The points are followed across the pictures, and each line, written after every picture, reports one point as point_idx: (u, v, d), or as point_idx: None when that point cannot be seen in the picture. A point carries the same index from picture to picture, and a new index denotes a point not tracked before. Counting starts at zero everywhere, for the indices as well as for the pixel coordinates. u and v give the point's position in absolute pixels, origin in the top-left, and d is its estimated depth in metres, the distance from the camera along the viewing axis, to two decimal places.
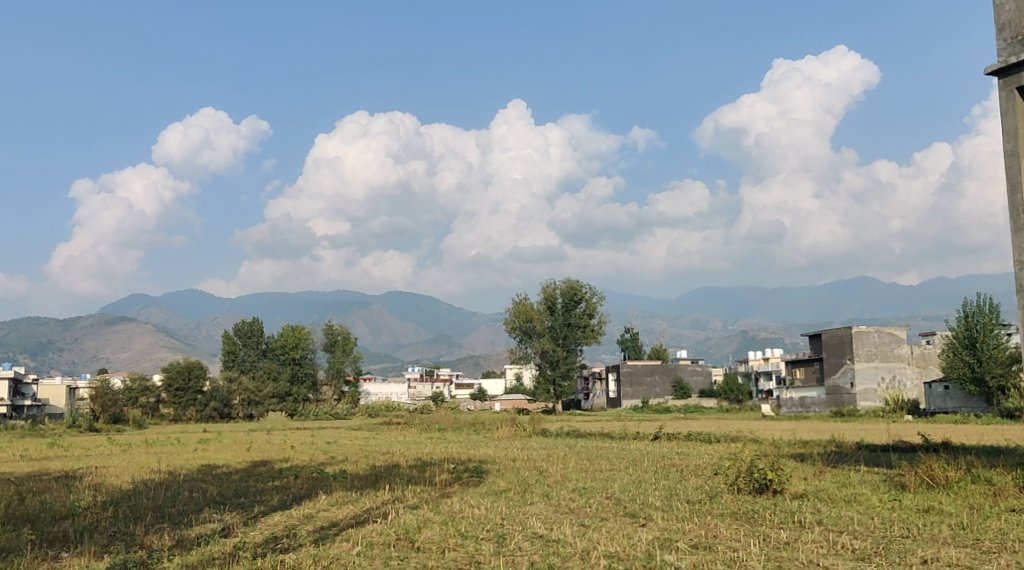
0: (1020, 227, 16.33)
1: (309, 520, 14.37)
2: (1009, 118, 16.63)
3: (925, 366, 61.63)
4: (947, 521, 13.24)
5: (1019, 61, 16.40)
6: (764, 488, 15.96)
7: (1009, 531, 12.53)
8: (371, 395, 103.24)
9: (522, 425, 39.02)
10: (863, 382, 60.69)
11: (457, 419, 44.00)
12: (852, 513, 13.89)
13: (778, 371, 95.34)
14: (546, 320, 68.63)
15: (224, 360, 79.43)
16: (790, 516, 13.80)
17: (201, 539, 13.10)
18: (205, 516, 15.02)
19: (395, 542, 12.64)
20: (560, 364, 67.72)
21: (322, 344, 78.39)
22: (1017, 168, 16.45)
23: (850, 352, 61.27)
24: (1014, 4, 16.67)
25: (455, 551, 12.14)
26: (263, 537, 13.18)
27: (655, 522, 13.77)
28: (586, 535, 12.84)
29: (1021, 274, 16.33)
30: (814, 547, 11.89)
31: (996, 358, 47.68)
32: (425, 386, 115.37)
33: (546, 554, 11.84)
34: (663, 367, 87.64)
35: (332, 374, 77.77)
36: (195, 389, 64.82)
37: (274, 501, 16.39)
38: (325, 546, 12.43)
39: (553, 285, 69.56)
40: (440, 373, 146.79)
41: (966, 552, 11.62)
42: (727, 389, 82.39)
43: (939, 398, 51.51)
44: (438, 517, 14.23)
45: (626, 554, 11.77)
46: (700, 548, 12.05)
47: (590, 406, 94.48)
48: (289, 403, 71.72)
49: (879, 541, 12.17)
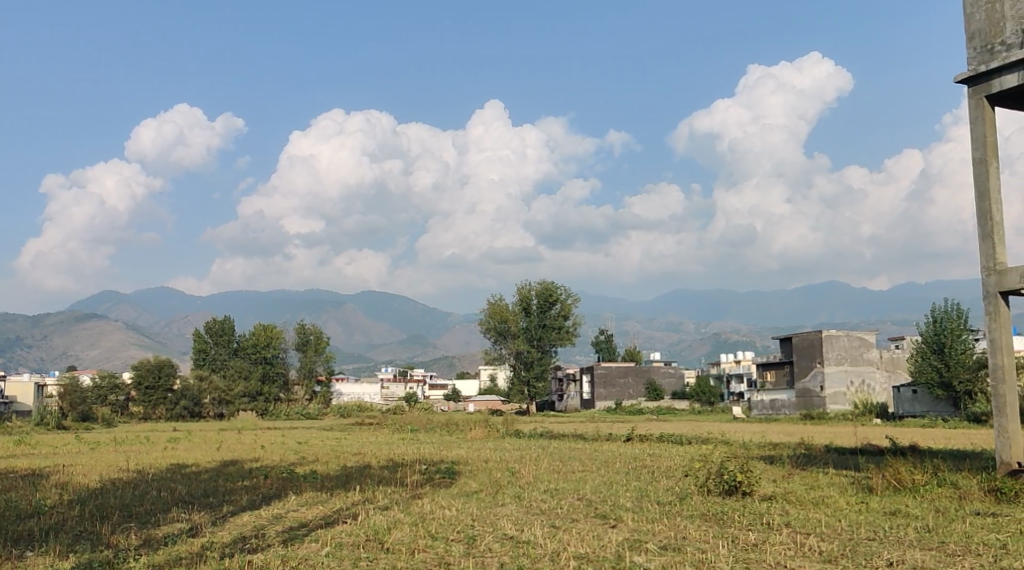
0: (988, 234, 16.62)
1: (278, 520, 14.31)
2: (976, 126, 16.89)
3: (894, 370, 62.51)
4: (913, 525, 13.36)
5: (988, 69, 16.66)
6: (733, 490, 16.05)
7: (974, 534, 12.70)
8: (344, 395, 102.58)
9: (496, 425, 39.44)
10: (832, 386, 61.08)
11: (430, 419, 44.16)
12: (819, 517, 13.97)
13: (749, 373, 96.13)
14: (521, 321, 68.81)
15: (195, 359, 78.70)
16: (758, 518, 13.93)
17: (168, 539, 12.96)
18: (172, 516, 14.85)
19: (365, 543, 12.59)
20: (535, 365, 67.78)
21: (294, 343, 77.35)
22: (985, 176, 16.69)
23: (820, 356, 61.64)
24: (983, 13, 16.90)
25: (425, 551, 12.14)
26: (232, 537, 13.09)
27: (625, 524, 13.79)
28: (558, 536, 12.85)
29: (989, 279, 16.53)
30: (782, 549, 11.99)
31: (964, 363, 48.13)
32: (396, 386, 114.96)
33: (516, 555, 11.85)
34: (636, 369, 88.00)
35: (303, 374, 77.07)
36: (165, 388, 64.68)
37: (244, 501, 16.27)
38: (294, 546, 12.40)
39: (528, 286, 69.65)
40: (412, 372, 146.61)
41: (931, 555, 11.74)
42: (699, 391, 83.15)
43: (907, 402, 52.05)
44: (409, 517, 14.25)
45: (596, 555, 11.79)
46: (669, 550, 12.10)
47: (563, 406, 94.97)
48: (260, 403, 70.71)
49: (845, 544, 12.25)
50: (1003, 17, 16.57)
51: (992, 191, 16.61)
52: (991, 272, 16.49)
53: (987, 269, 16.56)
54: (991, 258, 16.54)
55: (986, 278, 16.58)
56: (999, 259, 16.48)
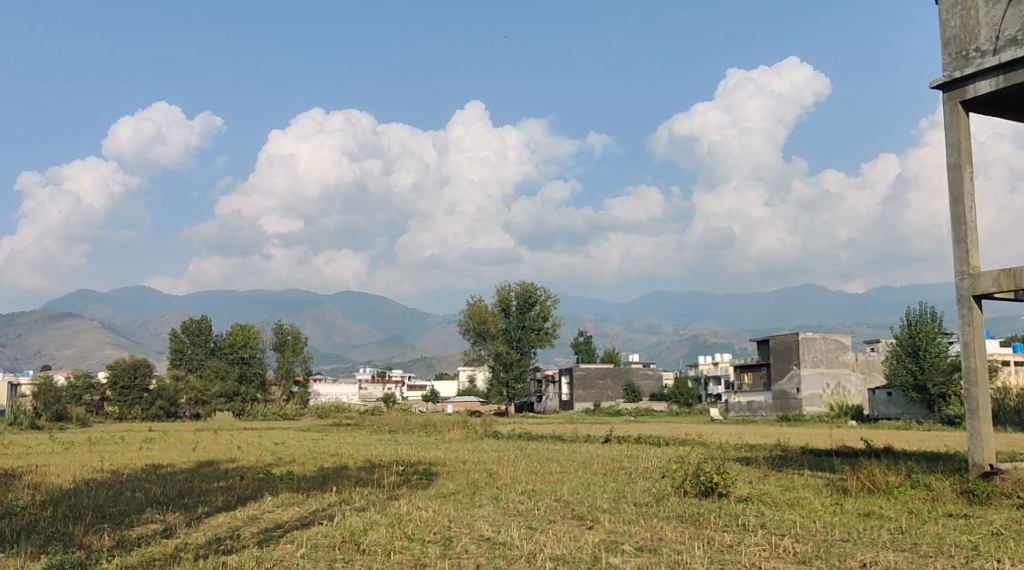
0: (961, 238, 16.79)
1: (254, 521, 14.30)
2: (952, 131, 17.03)
3: (869, 371, 63.25)
4: (887, 525, 13.50)
5: (962, 75, 16.82)
6: (710, 491, 16.15)
7: (946, 535, 12.83)
8: (321, 396, 102.35)
9: (473, 425, 39.68)
10: (809, 388, 61.49)
11: (408, 420, 44.25)
12: (794, 517, 14.12)
13: (727, 376, 96.67)
14: (500, 322, 68.87)
15: (171, 358, 78.31)
16: (734, 519, 13.98)
17: (143, 539, 12.89)
18: (147, 516, 14.80)
19: (341, 545, 12.52)
20: (513, 367, 67.47)
21: (271, 343, 77.09)
22: (959, 182, 16.85)
23: (797, 358, 61.88)
24: (959, 20, 17.07)
25: (401, 553, 12.12)
26: (207, 538, 13.02)
27: (602, 524, 13.86)
28: (534, 538, 12.85)
29: (962, 284, 16.71)
30: (757, 550, 12.06)
31: (938, 366, 48.49)
32: (374, 386, 115.19)
33: (492, 556, 11.86)
34: (615, 371, 88.18)
35: (280, 374, 76.60)
36: (140, 387, 64.31)
37: (220, 501, 16.24)
38: (269, 547, 12.35)
39: (507, 287, 69.62)
40: (389, 372, 146.82)
41: (905, 556, 11.87)
42: (677, 392, 83.73)
43: (882, 404, 52.65)
44: (384, 519, 14.20)
45: (573, 556, 11.81)
46: (646, 551, 12.16)
47: (541, 407, 95.13)
48: (237, 403, 69.58)
49: (820, 545, 12.35)
50: (977, 24, 16.77)
51: (966, 197, 16.78)
52: (965, 276, 16.66)
53: (960, 273, 16.73)
54: (965, 262, 16.71)
55: (960, 282, 16.76)
56: (973, 263, 16.66)
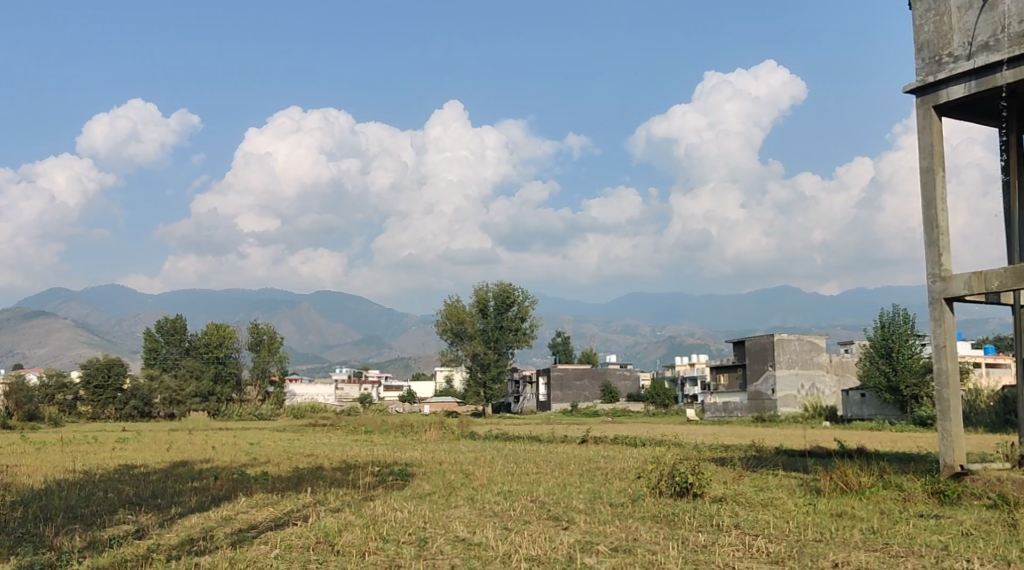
0: (933, 241, 16.97)
1: (229, 522, 14.18)
2: (924, 135, 17.21)
3: (843, 373, 63.80)
4: (859, 525, 13.64)
5: (935, 80, 16.98)
6: (684, 492, 16.22)
7: (917, 535, 12.96)
8: (298, 396, 101.91)
9: (450, 426, 39.31)
10: (784, 389, 61.85)
11: (385, 421, 43.81)
12: (767, 518, 14.21)
13: (704, 377, 97.00)
14: (478, 323, 68.62)
15: (146, 357, 77.83)
16: (708, 520, 14.04)
17: (114, 541, 12.77)
18: (119, 517, 14.66)
19: (315, 546, 12.48)
20: (491, 368, 67.61)
21: (247, 343, 76.29)
22: (932, 186, 17.03)
23: (772, 359, 62.24)
24: (932, 25, 17.26)
25: (375, 554, 12.08)
26: (179, 539, 12.90)
27: (578, 525, 13.89)
28: (510, 538, 12.87)
29: (935, 287, 16.85)
30: (731, 550, 12.13)
31: (911, 367, 48.88)
32: (351, 387, 114.55)
33: (467, 557, 11.86)
34: (592, 372, 88.28)
35: (256, 374, 75.86)
36: (114, 387, 64.10)
37: (193, 502, 16.13)
38: (242, 549, 12.27)
39: (485, 287, 69.42)
40: (364, 372, 146.40)
41: (876, 556, 11.98)
42: (654, 393, 83.84)
43: (856, 405, 53.08)
44: (360, 520, 14.13)
45: (547, 557, 11.83)
46: (621, 551, 12.21)
47: (519, 408, 94.98)
48: (212, 403, 68.45)
49: (793, 545, 12.46)
50: (950, 29, 16.96)
51: (938, 200, 16.96)
52: (936, 278, 16.83)
53: (932, 276, 16.90)
54: (937, 265, 16.89)
55: (932, 284, 16.92)
56: (944, 266, 16.83)
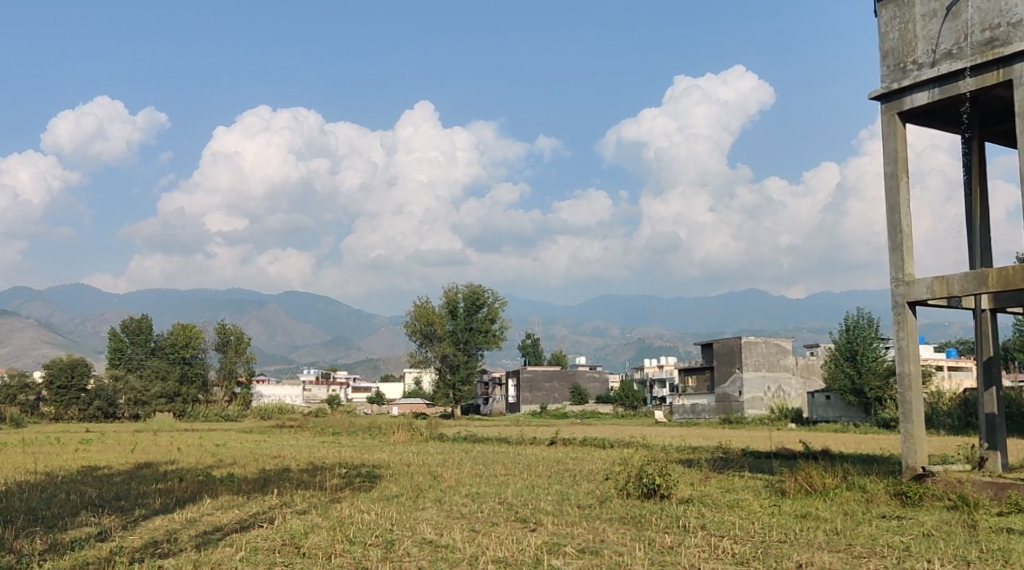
0: (897, 246, 17.20)
1: (193, 524, 14.03)
2: (889, 141, 17.43)
3: (809, 375, 64.40)
4: (822, 526, 13.82)
5: (900, 87, 17.22)
6: (652, 493, 16.30)
7: (879, 536, 13.13)
8: (265, 396, 101.20)
9: (418, 428, 39.09)
10: (750, 391, 62.35)
11: (353, 422, 43.49)
12: (734, 518, 14.34)
13: (672, 379, 97.46)
14: (447, 324, 68.33)
15: (111, 357, 76.99)
16: (675, 521, 14.13)
17: (76, 543, 12.62)
18: (81, 520, 14.45)
19: (281, 548, 12.40)
20: (460, 369, 67.63)
21: (214, 343, 75.12)
22: (895, 191, 17.27)
23: (739, 361, 62.66)
24: (897, 33, 17.51)
25: (342, 556, 12.03)
26: (142, 542, 12.78)
27: (545, 527, 13.89)
28: (477, 540, 12.86)
29: (899, 291, 17.07)
30: (697, 551, 12.23)
31: (875, 370, 49.47)
32: (318, 388, 113.74)
33: (434, 559, 11.85)
34: (561, 373, 88.39)
35: (223, 374, 75.11)
36: (78, 388, 63.25)
37: (158, 504, 15.95)
38: (207, 551, 12.17)
39: (455, 288, 69.22)
40: (332, 372, 145.72)
41: (839, 556, 12.14)
42: (623, 395, 84.06)
43: (821, 407, 53.72)
44: (327, 522, 14.06)
45: (515, 559, 11.85)
46: (587, 552, 12.25)
47: (488, 410, 94.88)
48: (178, 404, 67.79)
49: (757, 545, 12.59)
50: (915, 37, 17.20)
51: (902, 205, 17.19)
52: (900, 282, 17.05)
53: (896, 280, 17.12)
54: (900, 269, 17.11)
55: (895, 288, 17.14)
56: (907, 270, 17.06)
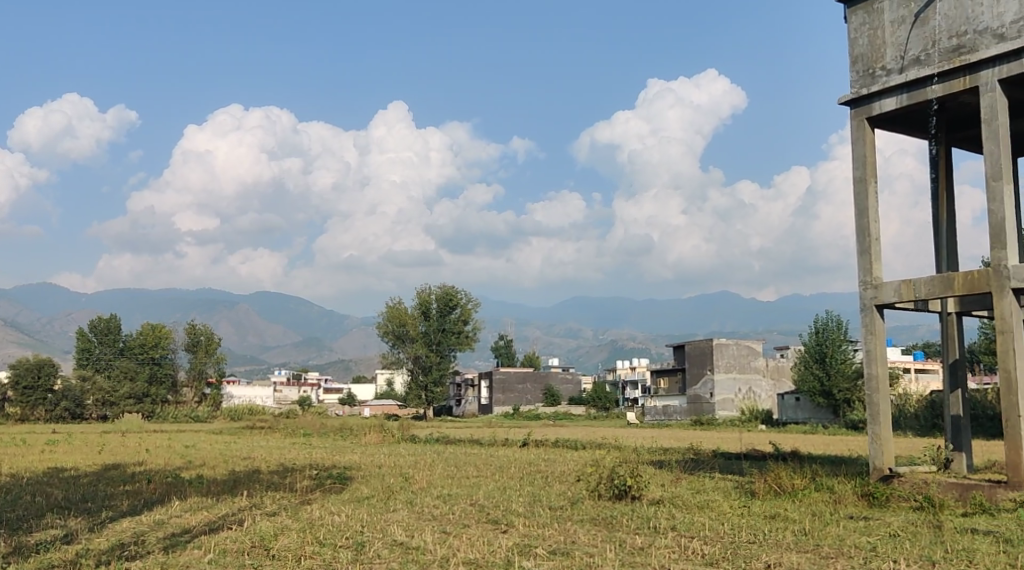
0: (865, 249, 17.39)
1: (160, 527, 13.90)
2: (857, 146, 17.62)
3: (779, 377, 64.91)
4: (791, 527, 13.94)
5: (868, 92, 17.42)
6: (623, 494, 16.36)
7: (847, 537, 13.25)
8: (235, 397, 100.48)
9: (390, 429, 38.97)
10: (722, 392, 62.74)
11: (325, 424, 43.26)
12: (703, 519, 14.42)
13: (644, 380, 97.90)
14: (420, 325, 68.18)
15: (78, 358, 76.07)
16: (646, 522, 14.19)
17: (41, 546, 12.45)
18: (47, 522, 14.27)
19: (250, 550, 12.33)
20: (433, 370, 67.49)
21: (184, 343, 74.70)
22: (864, 195, 17.46)
23: (710, 363, 63.06)
24: (866, 39, 17.72)
25: (312, 558, 11.96)
26: (109, 544, 12.65)
27: (516, 528, 13.92)
28: (448, 542, 12.84)
29: (866, 294, 17.26)
30: (667, 552, 12.29)
31: (844, 372, 50.00)
32: (290, 390, 113.01)
33: (405, 562, 11.80)
34: (534, 375, 88.50)
35: (193, 375, 74.49)
36: (44, 388, 62.30)
37: (125, 506, 15.78)
38: (174, 554, 12.05)
39: (428, 289, 69.08)
40: (304, 372, 144.84)
41: (807, 557, 12.24)
42: (596, 397, 84.30)
43: (791, 408, 54.15)
44: (296, 524, 13.97)
45: (485, 560, 11.85)
46: (558, 554, 12.27)
47: (461, 411, 94.79)
48: (147, 405, 67.19)
49: (727, 546, 12.68)
50: (884, 43, 17.41)
51: (870, 210, 17.39)
52: (868, 286, 17.26)
53: (864, 283, 17.32)
54: (868, 273, 17.31)
55: (863, 292, 17.33)
56: (876, 273, 17.26)
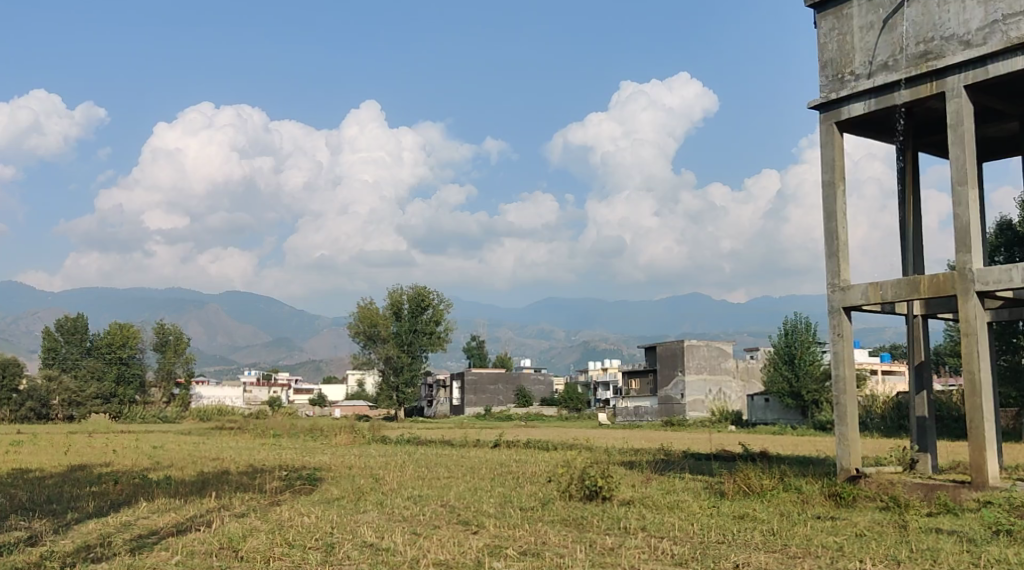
0: (833, 252, 17.57)
1: (127, 528, 13.76)
2: (827, 150, 17.80)
3: (748, 379, 65.35)
4: (759, 527, 14.06)
5: (837, 96, 17.61)
6: (593, 495, 16.40)
7: (814, 537, 13.38)
8: (204, 398, 99.64)
9: (361, 430, 38.81)
10: (692, 394, 63.13)
11: (295, 425, 42.96)
12: (674, 519, 14.51)
13: (615, 382, 98.20)
14: (392, 325, 68.04)
15: (44, 357, 75.03)
16: (616, 523, 14.25)
17: (5, 547, 12.29)
18: (11, 523, 14.09)
19: (219, 552, 12.24)
20: (404, 371, 67.28)
21: (152, 343, 74.62)
22: (833, 198, 17.64)
23: (681, 364, 63.45)
24: (835, 44, 17.92)
25: (280, 560, 11.90)
26: (75, 546, 12.50)
27: (487, 529, 13.96)
28: (418, 542, 12.85)
29: (834, 297, 17.45)
30: (637, 553, 12.34)
31: (812, 374, 50.56)
32: (259, 390, 112.13)
33: (374, 563, 11.77)
34: (506, 376, 88.52)
35: (161, 375, 73.91)
36: (8, 388, 61.41)
37: (91, 507, 15.61)
38: (142, 555, 11.95)
39: (400, 290, 68.86)
40: (274, 372, 143.90)
41: (774, 556, 12.36)
42: (567, 398, 84.47)
43: (760, 410, 54.46)
44: (266, 525, 13.90)
45: (456, 561, 11.83)
46: (529, 555, 12.28)
47: (432, 412, 94.58)
48: (113, 406, 66.73)
49: (696, 546, 12.76)
50: (852, 48, 17.61)
51: (839, 213, 17.57)
52: (836, 288, 17.43)
53: (832, 286, 17.50)
54: (836, 275, 17.50)
55: (831, 294, 17.51)
56: (843, 276, 17.44)
